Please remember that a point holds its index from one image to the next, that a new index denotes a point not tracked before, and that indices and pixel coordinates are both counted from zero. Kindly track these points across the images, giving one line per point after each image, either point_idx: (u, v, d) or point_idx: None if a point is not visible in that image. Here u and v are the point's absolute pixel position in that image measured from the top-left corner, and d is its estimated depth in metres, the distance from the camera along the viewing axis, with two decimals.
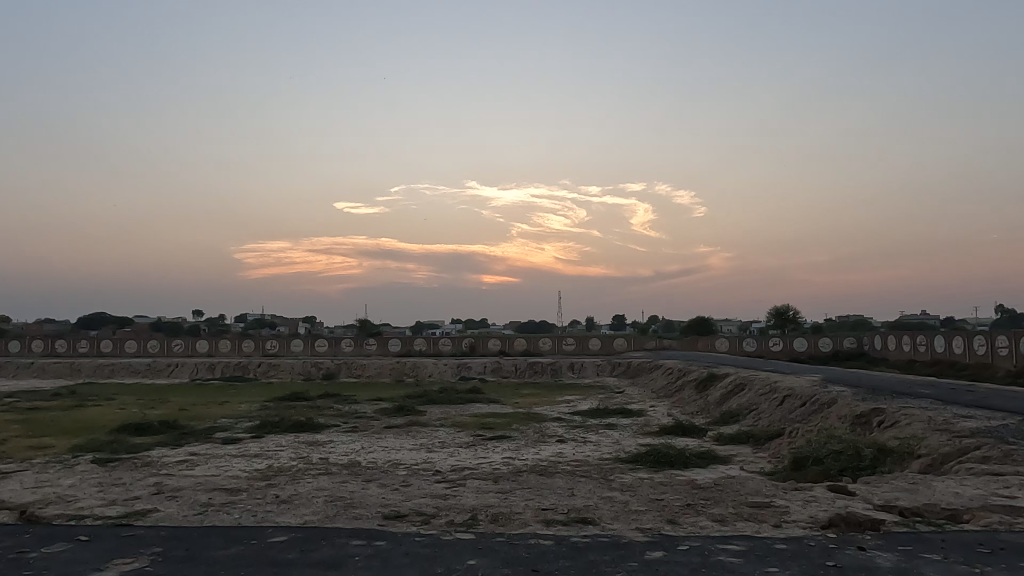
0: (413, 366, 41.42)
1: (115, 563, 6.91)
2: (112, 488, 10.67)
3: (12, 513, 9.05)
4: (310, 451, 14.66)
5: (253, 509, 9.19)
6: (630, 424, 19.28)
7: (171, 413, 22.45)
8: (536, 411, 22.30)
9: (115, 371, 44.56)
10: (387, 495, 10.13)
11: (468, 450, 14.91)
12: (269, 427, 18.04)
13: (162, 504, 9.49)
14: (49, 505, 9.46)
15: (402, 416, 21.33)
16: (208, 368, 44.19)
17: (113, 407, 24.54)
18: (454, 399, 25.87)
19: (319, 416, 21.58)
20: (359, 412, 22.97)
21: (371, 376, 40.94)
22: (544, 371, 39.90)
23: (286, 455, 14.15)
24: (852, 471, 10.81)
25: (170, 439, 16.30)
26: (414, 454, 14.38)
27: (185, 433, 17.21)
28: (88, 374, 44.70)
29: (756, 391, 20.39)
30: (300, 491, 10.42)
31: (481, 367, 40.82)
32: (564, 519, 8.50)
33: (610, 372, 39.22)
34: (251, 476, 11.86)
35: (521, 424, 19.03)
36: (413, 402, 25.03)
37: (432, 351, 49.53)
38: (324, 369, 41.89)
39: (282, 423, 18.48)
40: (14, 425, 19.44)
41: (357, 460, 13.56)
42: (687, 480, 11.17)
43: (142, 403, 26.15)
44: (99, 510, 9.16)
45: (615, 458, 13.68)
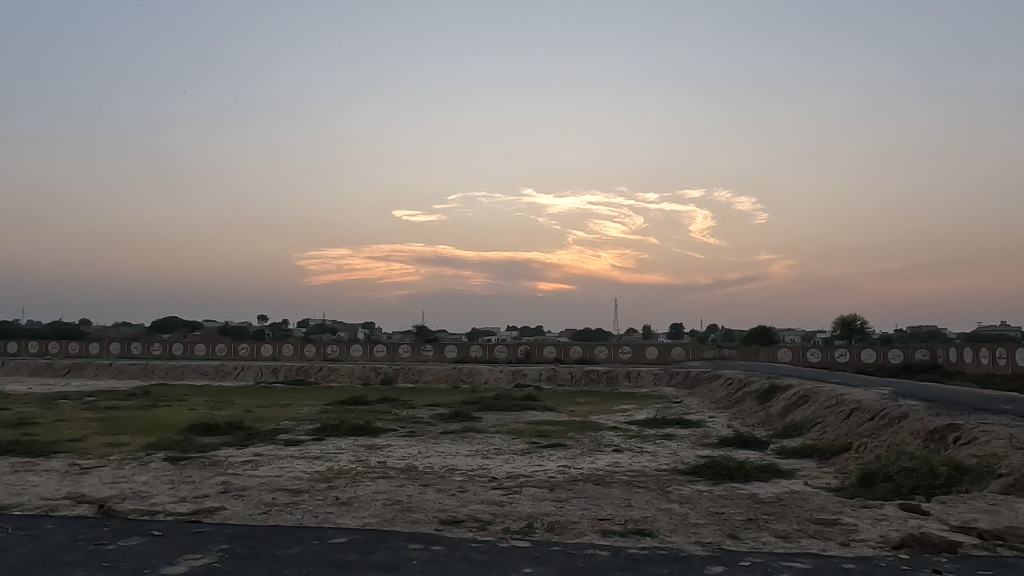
0: (469, 372, 41.72)
1: (186, 558, 7.18)
2: (183, 486, 11.12)
3: (91, 506, 9.53)
4: (369, 455, 14.91)
5: (315, 510, 9.43)
6: (688, 435, 18.91)
7: (238, 414, 23.25)
8: (592, 420, 22.13)
9: (186, 372, 46.50)
10: (445, 500, 10.23)
11: (523, 458, 14.91)
12: (330, 430, 18.47)
13: (229, 503, 9.82)
14: (126, 500, 9.93)
15: (459, 422, 21.53)
16: (272, 371, 45.58)
17: (184, 408, 25.60)
18: (510, 406, 25.94)
19: (377, 420, 21.97)
20: (416, 417, 23.26)
21: (428, 382, 41.43)
22: (600, 379, 39.59)
23: (346, 458, 14.44)
24: (926, 490, 10.32)
25: (237, 440, 16.86)
26: (470, 460, 14.47)
27: (251, 434, 17.80)
28: (160, 375, 46.78)
29: (821, 403, 19.71)
30: (359, 493, 10.61)
31: (537, 374, 40.81)
32: (622, 530, 8.39)
33: (668, 381, 38.59)
34: (313, 477, 12.15)
35: (576, 433, 18.92)
36: (470, 408, 25.21)
37: (488, 357, 49.81)
38: (382, 374, 42.63)
39: (342, 427, 18.89)
40: (94, 422, 20.51)
41: (414, 465, 13.74)
42: (748, 494, 10.85)
43: (211, 404, 27.17)
44: (171, 506, 9.55)
45: (672, 470, 13.42)
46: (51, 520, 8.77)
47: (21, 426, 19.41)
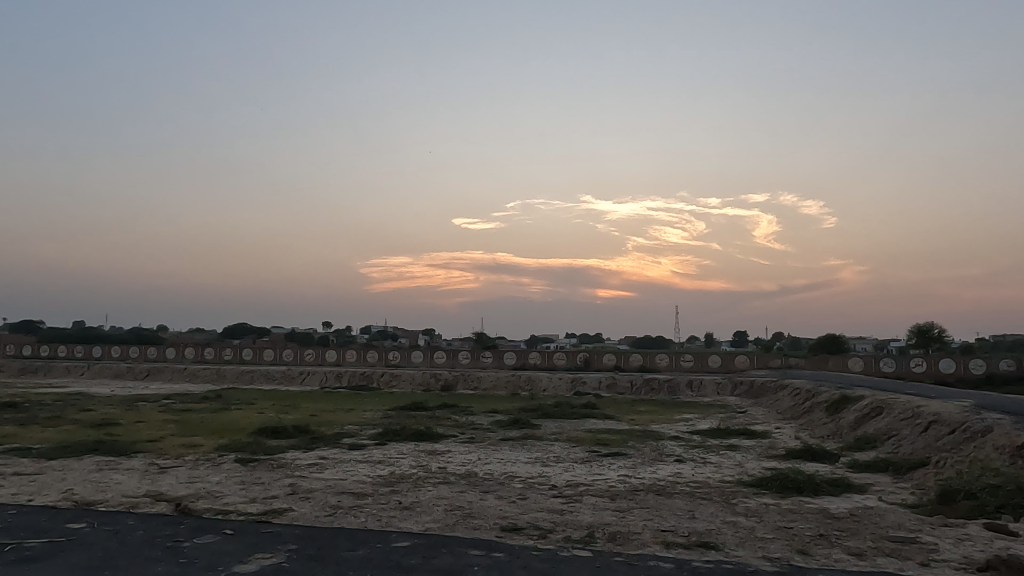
0: (528, 380, 41.72)
1: (256, 557, 7.42)
2: (253, 487, 11.52)
3: (169, 505, 9.98)
4: (430, 460, 15.08)
5: (378, 514, 9.59)
6: (753, 446, 18.38)
7: (304, 418, 23.92)
8: (652, 429, 21.78)
9: (255, 377, 48.19)
10: (505, 507, 10.25)
11: (583, 466, 14.79)
12: (391, 435, 18.80)
13: (296, 505, 10.11)
14: (201, 500, 10.35)
15: (518, 429, 21.56)
16: (336, 377, 46.71)
17: (254, 411, 26.51)
18: (569, 414, 25.80)
19: (438, 425, 22.23)
20: (476, 423, 23.40)
21: (487, 389, 41.63)
22: (661, 388, 38.92)
23: (407, 463, 14.65)
24: (1013, 509, 9.72)
25: (303, 443, 17.35)
26: (530, 467, 14.46)
27: (316, 438, 18.28)
28: (231, 379, 48.60)
29: (896, 415, 18.85)
30: (421, 498, 10.74)
31: (596, 382, 40.45)
32: (685, 542, 8.22)
33: (731, 391, 37.62)
34: (376, 481, 12.38)
35: (637, 442, 18.67)
36: (529, 415, 25.21)
37: (547, 364, 49.72)
38: (442, 381, 43.09)
39: (403, 432, 19.17)
40: (170, 424, 21.44)
41: (474, 471, 13.83)
42: (819, 509, 10.45)
43: (278, 408, 28.06)
44: (242, 506, 9.91)
45: (737, 481, 13.06)
46: (132, 517, 9.22)
47: (104, 426, 20.50)
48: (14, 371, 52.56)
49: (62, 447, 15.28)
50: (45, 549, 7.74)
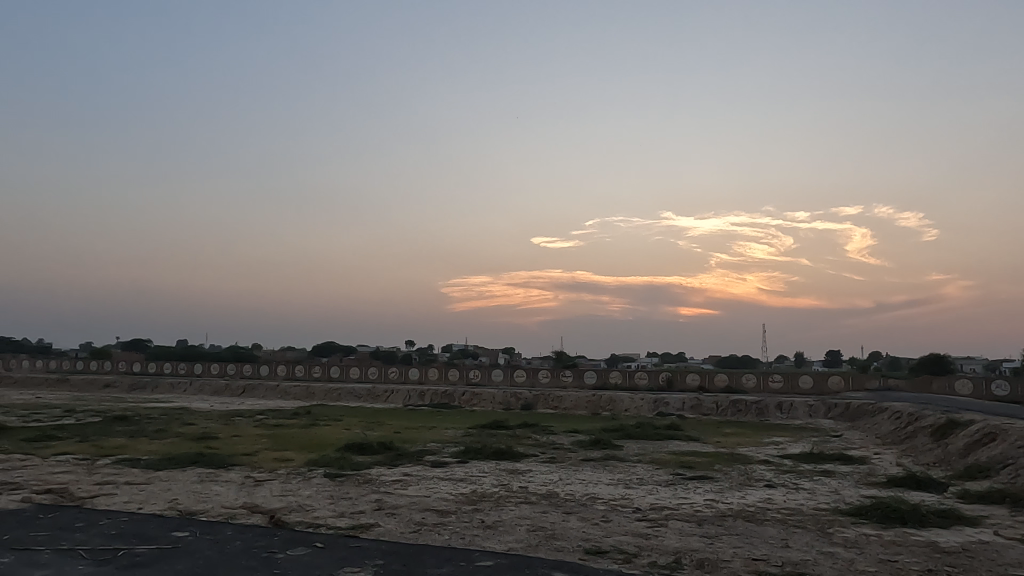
0: (609, 400, 41.14)
1: (346, 570, 7.63)
2: (342, 501, 11.87)
3: (264, 516, 10.42)
4: (511, 480, 15.07)
5: (461, 532, 9.67)
6: (850, 472, 17.40)
7: (388, 435, 24.52)
8: (740, 452, 21.01)
9: (342, 394, 49.72)
10: (588, 529, 10.10)
11: (668, 489, 14.42)
12: (473, 453, 18.95)
13: (382, 520, 10.32)
14: (293, 512, 10.76)
15: (599, 450, 21.28)
16: (419, 395, 47.54)
17: (341, 427, 27.39)
18: (652, 435, 25.26)
19: (519, 444, 22.27)
20: (557, 443, 23.27)
21: (567, 409, 41.34)
22: (748, 410, 37.50)
23: (489, 481, 14.71)
24: None
25: (387, 459, 17.73)
26: (612, 489, 14.22)
27: (400, 455, 18.66)
28: (320, 397, 50.36)
29: (1011, 442, 17.39)
30: (503, 518, 10.73)
31: (680, 403, 39.41)
32: (778, 573, 7.85)
33: (825, 414, 35.77)
34: (459, 499, 12.50)
35: (724, 465, 18.04)
36: (610, 436, 24.85)
37: (628, 384, 48.92)
38: (522, 400, 43.10)
39: (485, 450, 19.27)
40: (264, 439, 22.45)
41: (555, 491, 13.74)
42: (926, 542, 9.76)
43: (364, 424, 28.88)
44: (331, 520, 10.21)
45: (833, 510, 12.35)
46: (231, 527, 9.67)
47: (205, 439, 21.69)
48: (125, 386, 56.45)
49: (167, 459, 16.25)
50: (154, 555, 8.22)
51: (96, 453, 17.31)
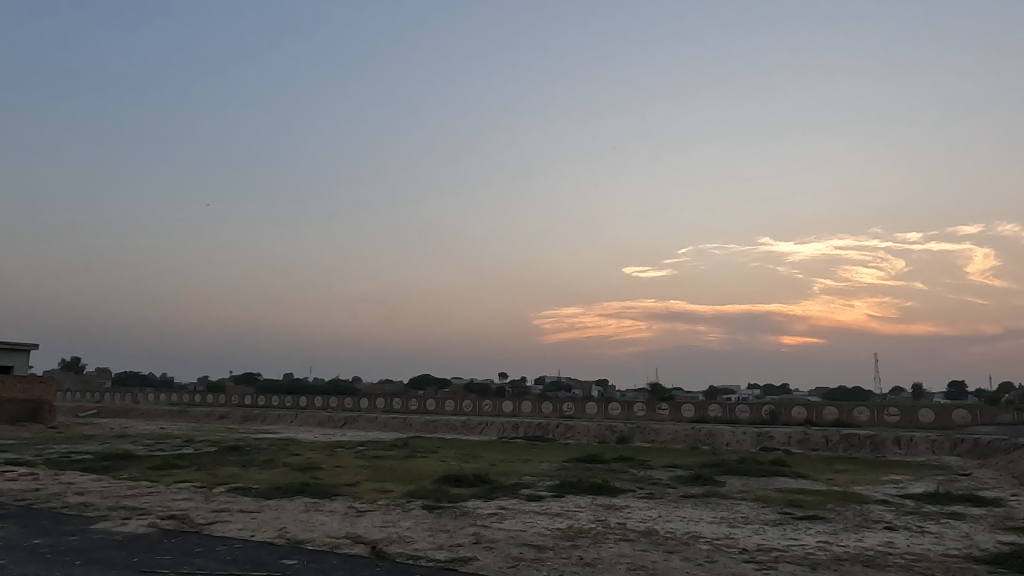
0: (709, 433, 39.69)
1: None
2: (440, 533, 11.98)
3: (367, 547, 10.67)
4: (608, 515, 14.75)
5: (560, 569, 9.52)
6: (983, 515, 15.87)
7: (484, 467, 24.65)
8: (855, 491, 19.66)
9: (438, 427, 50.50)
10: (692, 570, 9.70)
11: (776, 529, 13.66)
12: (568, 487, 18.71)
13: (480, 554, 10.34)
14: (394, 543, 10.97)
15: (700, 486, 20.50)
16: (514, 428, 47.61)
17: (438, 459, 27.81)
18: (756, 471, 24.10)
19: (615, 479, 21.83)
20: (655, 478, 22.63)
21: (665, 443, 40.16)
22: (862, 445, 35.12)
23: (585, 517, 14.44)
24: None
25: (483, 492, 17.80)
26: (715, 527, 13.62)
27: (495, 487, 18.68)
28: (416, 429, 51.37)
29: None
30: (602, 555, 10.49)
31: (785, 438, 37.47)
32: None
33: (951, 451, 32.95)
34: (556, 534, 12.34)
35: (837, 505, 16.93)
36: (711, 471, 23.89)
37: (729, 418, 47.03)
38: (618, 433, 42.28)
39: (580, 484, 18.99)
40: (365, 470, 23.11)
41: (655, 529, 13.31)
42: None
43: (460, 456, 29.20)
44: (430, 553, 10.32)
45: (967, 557, 11.29)
46: (337, 556, 9.96)
47: (311, 469, 22.57)
48: (238, 418, 59.78)
49: (275, 488, 17.03)
50: None
51: (212, 482, 18.37)
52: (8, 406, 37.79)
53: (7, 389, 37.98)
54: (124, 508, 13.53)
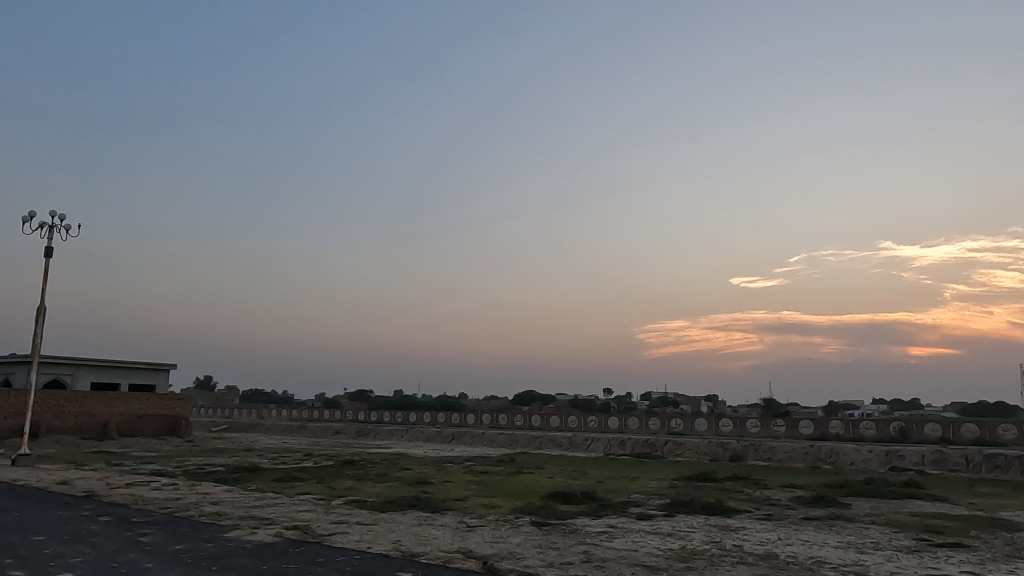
0: (830, 452, 37.40)
1: None
2: (550, 551, 11.95)
3: (478, 562, 10.81)
4: (723, 537, 14.15)
5: None
6: None
7: (591, 484, 24.40)
8: (1003, 517, 17.84)
9: (544, 443, 50.52)
10: None
11: (913, 556, 12.62)
12: (680, 506, 18.17)
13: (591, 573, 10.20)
14: (504, 559, 11.05)
15: (823, 507, 19.32)
16: (620, 444, 46.86)
17: (544, 475, 27.82)
18: (886, 492, 22.43)
19: (729, 499, 20.97)
20: (773, 498, 21.55)
21: (781, 461, 38.16)
22: (1009, 466, 31.87)
23: (699, 538, 13.94)
24: None
25: (592, 509, 17.59)
26: (842, 553, 12.78)
27: (603, 505, 18.40)
28: (522, 445, 51.61)
29: None
30: None
31: (918, 457, 34.65)
32: None
33: None
34: (669, 555, 12.00)
35: (982, 532, 15.43)
36: (835, 492, 22.44)
37: (852, 435, 44.08)
38: (731, 451, 40.63)
39: (692, 504, 18.36)
40: (473, 485, 23.45)
41: (775, 552, 12.65)
42: None
43: (567, 473, 29.06)
44: (541, 570, 10.32)
45: None
46: (450, 570, 10.16)
47: (421, 483, 23.19)
48: (352, 433, 62.39)
49: (389, 501, 17.60)
50: None
51: (331, 494, 19.23)
52: (152, 421, 41.29)
53: (151, 405, 41.57)
54: (253, 517, 14.44)
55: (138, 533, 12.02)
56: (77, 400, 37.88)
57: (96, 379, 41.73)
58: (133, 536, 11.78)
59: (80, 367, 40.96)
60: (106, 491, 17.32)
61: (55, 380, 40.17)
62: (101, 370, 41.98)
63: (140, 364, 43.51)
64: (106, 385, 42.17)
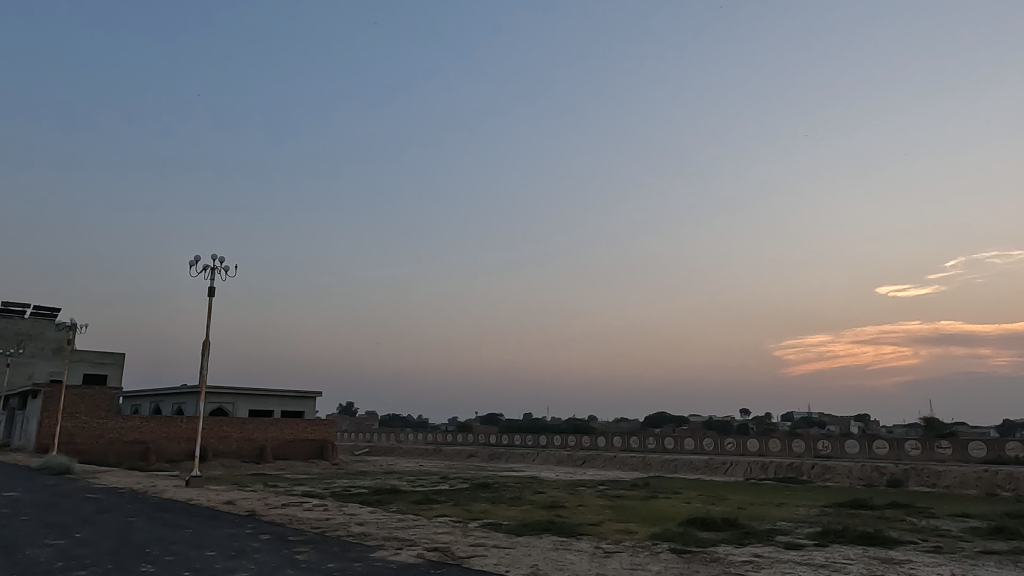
0: (1009, 477, 33.35)
1: None
2: None
3: None
4: (886, 570, 12.96)
5: None
6: None
7: (732, 510, 23.29)
8: None
9: (679, 467, 48.92)
10: None
11: None
12: (833, 536, 16.89)
13: None
14: None
15: (1004, 540, 17.19)
16: (761, 468, 44.44)
17: (681, 500, 26.90)
18: None
19: (890, 528, 19.21)
20: (942, 528, 19.48)
21: (949, 488, 34.53)
22: None
23: (857, 571, 12.86)
24: None
25: (735, 537, 16.75)
26: None
27: (747, 533, 17.46)
28: (655, 468, 50.25)
29: None
30: None
31: None
32: None
33: None
34: None
35: None
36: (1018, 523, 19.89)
37: None
38: (889, 475, 37.30)
39: (847, 533, 16.99)
40: (607, 510, 23.08)
41: None
42: None
43: (705, 498, 27.87)
44: None
45: None
46: None
47: (555, 507, 23.14)
48: (485, 456, 63.53)
49: (523, 525, 17.66)
50: None
51: (467, 517, 19.64)
52: (302, 445, 44.15)
53: (301, 430, 44.49)
54: (396, 538, 14.99)
55: (295, 551, 12.83)
56: (238, 425, 41.44)
57: (254, 407, 45.46)
58: (290, 553, 12.61)
59: (239, 396, 44.78)
60: (265, 511, 18.71)
61: (219, 408, 44.15)
62: (257, 399, 45.68)
63: (291, 392, 46.84)
64: (262, 412, 45.74)
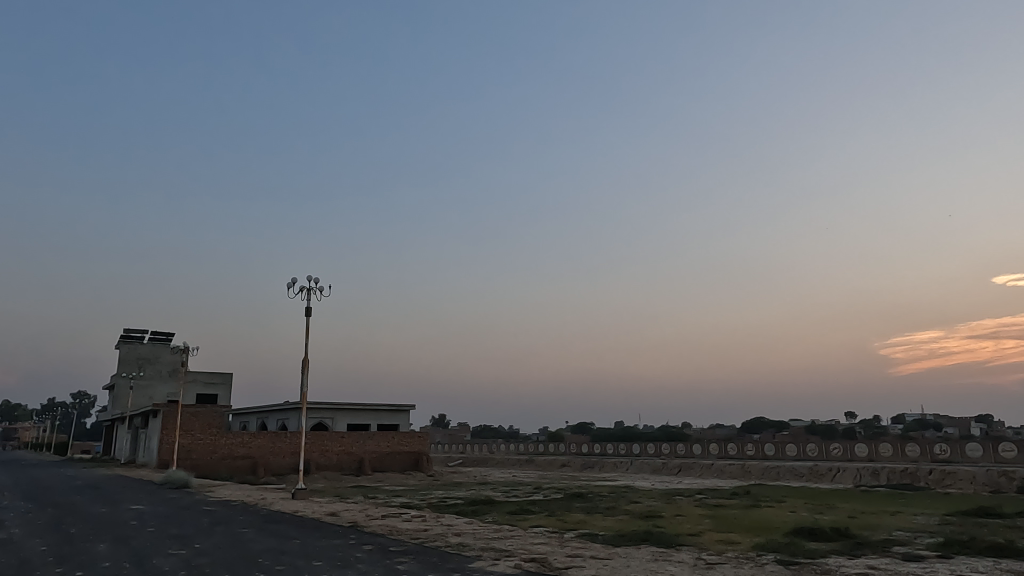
0: None
1: None
2: None
3: None
4: None
5: None
6: None
7: (842, 519, 22.08)
8: None
9: (781, 474, 46.88)
10: None
11: None
12: (958, 546, 15.70)
13: None
14: None
15: None
16: (872, 474, 41.90)
17: (785, 509, 25.75)
18: None
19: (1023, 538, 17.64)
20: None
21: None
22: None
23: None
24: None
25: (847, 548, 15.89)
26: None
27: (860, 543, 16.46)
28: (756, 476, 48.32)
29: None
30: None
31: None
32: None
33: None
34: None
35: None
36: None
37: None
38: (1018, 481, 34.34)
39: (974, 544, 15.74)
40: (707, 519, 22.39)
41: None
42: None
43: (812, 507, 26.48)
44: None
45: None
46: None
47: (652, 517, 22.62)
48: (578, 466, 63.05)
49: (619, 535, 17.42)
50: None
51: (563, 527, 19.54)
52: (398, 457, 45.26)
53: (397, 442, 45.60)
54: (493, 549, 15.07)
55: (396, 561, 13.14)
56: (337, 439, 43.07)
57: (351, 422, 47.06)
58: (392, 563, 12.92)
59: (337, 411, 46.59)
60: (367, 522, 19.27)
61: (319, 423, 46.04)
62: (354, 413, 47.29)
63: (386, 406, 48.22)
64: (360, 427, 47.33)
